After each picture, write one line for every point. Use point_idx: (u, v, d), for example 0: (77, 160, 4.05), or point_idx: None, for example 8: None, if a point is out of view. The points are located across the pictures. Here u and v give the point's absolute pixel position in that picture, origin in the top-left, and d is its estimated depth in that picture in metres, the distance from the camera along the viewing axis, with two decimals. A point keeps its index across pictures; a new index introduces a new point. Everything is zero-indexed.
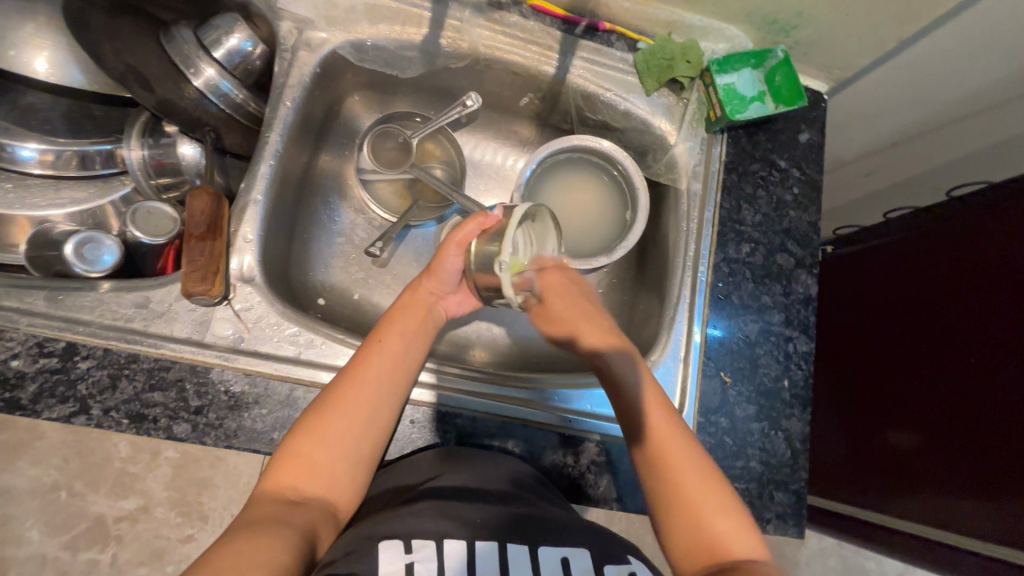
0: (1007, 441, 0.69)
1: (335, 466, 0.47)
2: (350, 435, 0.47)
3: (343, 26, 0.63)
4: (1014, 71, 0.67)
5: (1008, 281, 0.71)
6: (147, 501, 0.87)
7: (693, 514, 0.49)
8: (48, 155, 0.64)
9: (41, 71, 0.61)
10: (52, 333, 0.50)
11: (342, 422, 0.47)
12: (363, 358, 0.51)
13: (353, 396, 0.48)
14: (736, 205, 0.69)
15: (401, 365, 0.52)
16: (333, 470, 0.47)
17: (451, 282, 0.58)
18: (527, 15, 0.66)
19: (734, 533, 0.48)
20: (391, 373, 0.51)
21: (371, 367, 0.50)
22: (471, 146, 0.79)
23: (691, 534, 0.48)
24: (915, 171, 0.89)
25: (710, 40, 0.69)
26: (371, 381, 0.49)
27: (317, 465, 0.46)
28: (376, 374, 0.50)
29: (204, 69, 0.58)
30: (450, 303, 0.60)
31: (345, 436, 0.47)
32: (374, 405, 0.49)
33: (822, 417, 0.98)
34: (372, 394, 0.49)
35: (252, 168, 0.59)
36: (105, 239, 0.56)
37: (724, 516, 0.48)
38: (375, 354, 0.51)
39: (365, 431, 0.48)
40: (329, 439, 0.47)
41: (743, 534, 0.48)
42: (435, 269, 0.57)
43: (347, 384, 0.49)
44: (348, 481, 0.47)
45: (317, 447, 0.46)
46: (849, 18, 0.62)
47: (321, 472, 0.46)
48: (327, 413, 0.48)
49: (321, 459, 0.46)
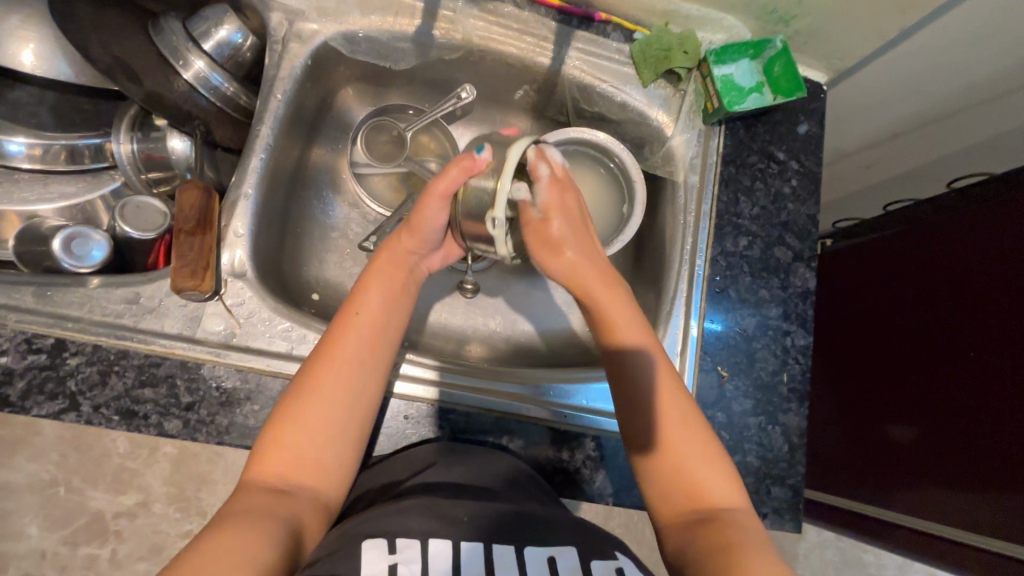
0: (1007, 432, 0.68)
1: (318, 447, 0.46)
2: (330, 413, 0.47)
3: (334, 17, 0.62)
4: (1018, 61, 0.66)
5: (1008, 271, 0.70)
6: (145, 497, 0.87)
7: (684, 481, 0.47)
8: (36, 149, 0.63)
9: (28, 64, 0.59)
10: (41, 329, 0.50)
11: (321, 400, 0.47)
12: (338, 333, 0.50)
13: (330, 374, 0.48)
14: (734, 198, 0.68)
15: (378, 338, 0.51)
16: (317, 452, 0.46)
17: (431, 238, 0.57)
18: (521, 6, 0.65)
19: (724, 489, 0.47)
20: (368, 348, 0.50)
21: (347, 342, 0.49)
22: (466, 139, 0.78)
23: (680, 499, 0.47)
24: (916, 162, 0.88)
25: (707, 30, 0.68)
26: (349, 358, 0.49)
27: (298, 447, 0.45)
28: (354, 349, 0.49)
29: (193, 61, 0.57)
30: (433, 260, 0.61)
31: (325, 415, 0.47)
32: (352, 380, 0.48)
33: (820, 411, 0.98)
34: (350, 370, 0.48)
35: (243, 161, 0.58)
36: (93, 234, 0.56)
37: (714, 473, 0.48)
38: (350, 330, 0.50)
39: (346, 408, 0.48)
40: (309, 418, 0.46)
41: (733, 490, 0.47)
42: (412, 227, 0.56)
43: (324, 365, 0.48)
44: (331, 461, 0.46)
45: (297, 431, 0.46)
46: (850, 7, 0.61)
47: (303, 455, 0.45)
48: (305, 396, 0.47)
49: (302, 441, 0.46)
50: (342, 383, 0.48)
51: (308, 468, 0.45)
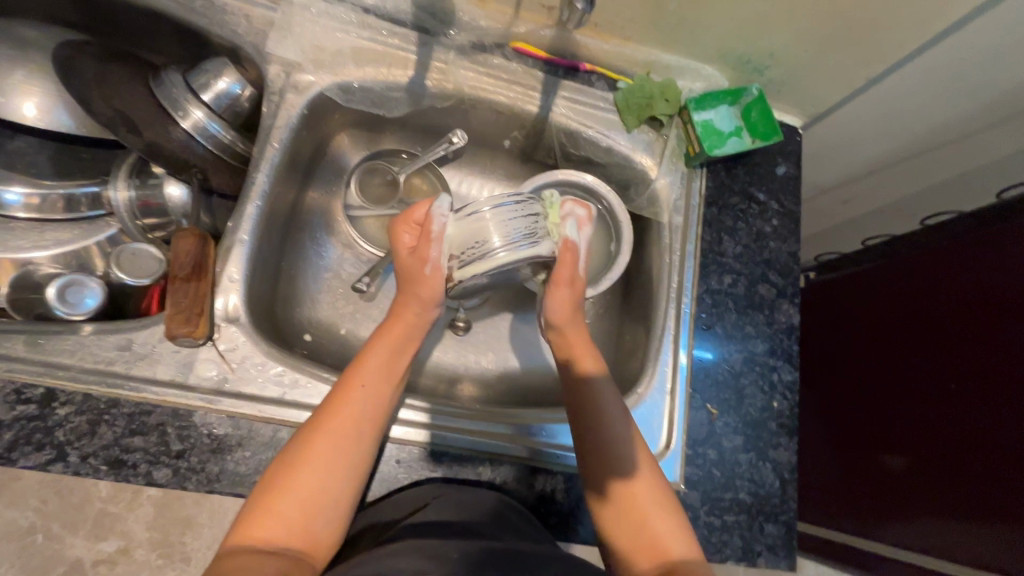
0: (997, 460, 0.69)
1: (306, 512, 0.45)
2: (319, 485, 0.46)
3: (330, 69, 0.64)
4: (978, 106, 0.70)
5: (987, 300, 0.72)
6: (126, 544, 0.86)
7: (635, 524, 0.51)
8: (34, 198, 0.64)
9: (30, 116, 0.61)
10: (31, 379, 0.49)
11: (315, 469, 0.46)
12: (337, 399, 0.50)
13: (327, 442, 0.48)
14: (718, 237, 0.70)
15: (372, 396, 0.51)
16: (303, 517, 0.45)
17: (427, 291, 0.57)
18: (510, 57, 0.68)
19: (674, 530, 0.50)
20: (368, 408, 0.50)
21: (344, 404, 0.50)
22: (457, 181, 0.81)
23: (639, 547, 0.49)
24: (891, 198, 0.92)
25: (687, 79, 0.71)
26: (343, 431, 0.48)
27: (292, 513, 0.45)
28: (348, 417, 0.49)
29: (192, 111, 0.59)
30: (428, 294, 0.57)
31: (317, 482, 0.46)
32: (344, 447, 0.48)
33: (810, 443, 0.99)
34: (344, 435, 0.48)
35: (239, 208, 0.59)
36: (89, 281, 0.56)
37: (666, 522, 0.50)
38: (348, 394, 0.50)
39: (338, 475, 0.47)
40: (302, 485, 0.46)
41: (685, 531, 0.50)
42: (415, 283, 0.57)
43: (320, 434, 0.48)
44: (318, 525, 0.46)
45: (286, 501, 0.45)
46: (819, 59, 0.65)
47: (290, 522, 0.44)
48: (299, 464, 0.46)
49: (294, 505, 0.45)
50: (336, 449, 0.48)
51: (298, 532, 0.45)
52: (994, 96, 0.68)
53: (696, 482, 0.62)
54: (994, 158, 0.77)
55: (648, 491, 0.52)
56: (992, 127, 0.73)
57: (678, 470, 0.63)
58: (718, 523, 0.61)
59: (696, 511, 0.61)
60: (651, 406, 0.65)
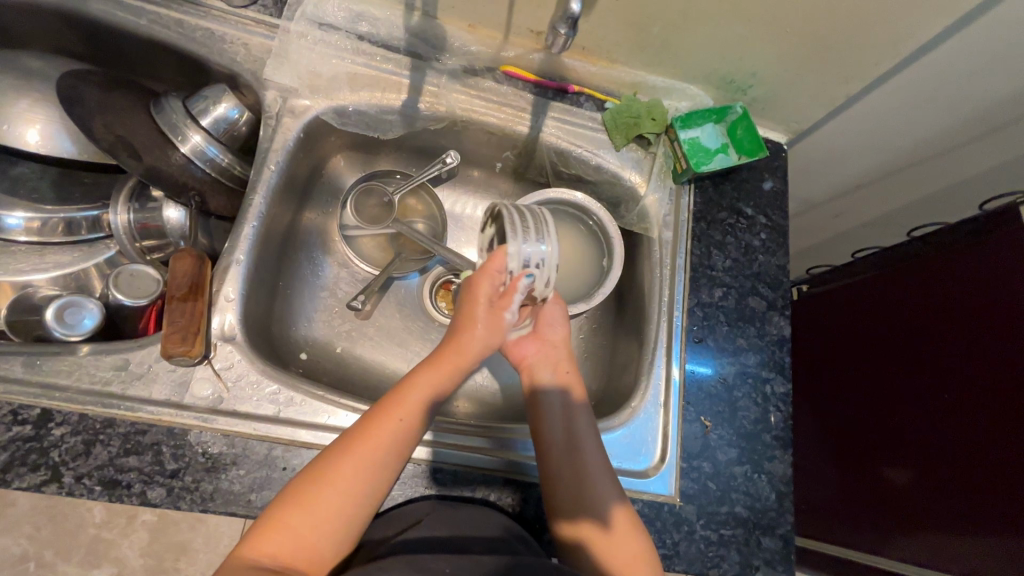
0: (998, 473, 0.68)
1: (316, 528, 0.45)
2: (337, 508, 0.46)
3: (326, 94, 0.67)
4: (957, 120, 0.72)
5: (980, 312, 0.73)
6: (120, 570, 0.86)
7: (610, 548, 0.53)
8: (34, 223, 0.65)
9: (32, 142, 0.63)
10: (28, 399, 0.50)
11: (338, 490, 0.46)
12: (369, 424, 0.50)
13: (352, 466, 0.47)
14: (707, 252, 0.71)
15: (410, 426, 0.51)
16: (312, 534, 0.45)
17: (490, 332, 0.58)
18: (500, 80, 0.71)
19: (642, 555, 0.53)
20: (401, 435, 0.50)
21: (377, 428, 0.49)
22: (451, 200, 0.82)
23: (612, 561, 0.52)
24: (879, 211, 0.94)
25: (673, 98, 0.74)
26: (370, 456, 0.48)
27: (302, 532, 0.45)
28: (379, 441, 0.49)
29: (191, 136, 0.61)
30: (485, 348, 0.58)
31: (335, 505, 0.46)
32: (370, 471, 0.48)
33: (809, 456, 0.99)
34: (371, 461, 0.48)
35: (236, 229, 0.60)
36: (87, 302, 0.57)
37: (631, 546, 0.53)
38: (386, 419, 0.50)
39: (356, 496, 0.47)
40: (319, 504, 0.46)
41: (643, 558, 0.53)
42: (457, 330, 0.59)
43: (344, 459, 0.48)
44: (329, 548, 0.45)
45: (299, 519, 0.45)
46: (799, 78, 0.67)
47: (300, 540, 0.44)
48: (320, 485, 0.46)
49: (308, 522, 0.45)
50: (363, 473, 0.47)
51: (306, 548, 0.44)
52: (971, 111, 0.70)
53: (692, 496, 0.62)
54: (975, 171, 0.78)
55: (627, 522, 0.54)
56: (972, 141, 0.75)
57: (673, 483, 0.63)
58: (714, 537, 0.61)
59: (692, 525, 0.61)
60: (645, 420, 0.65)
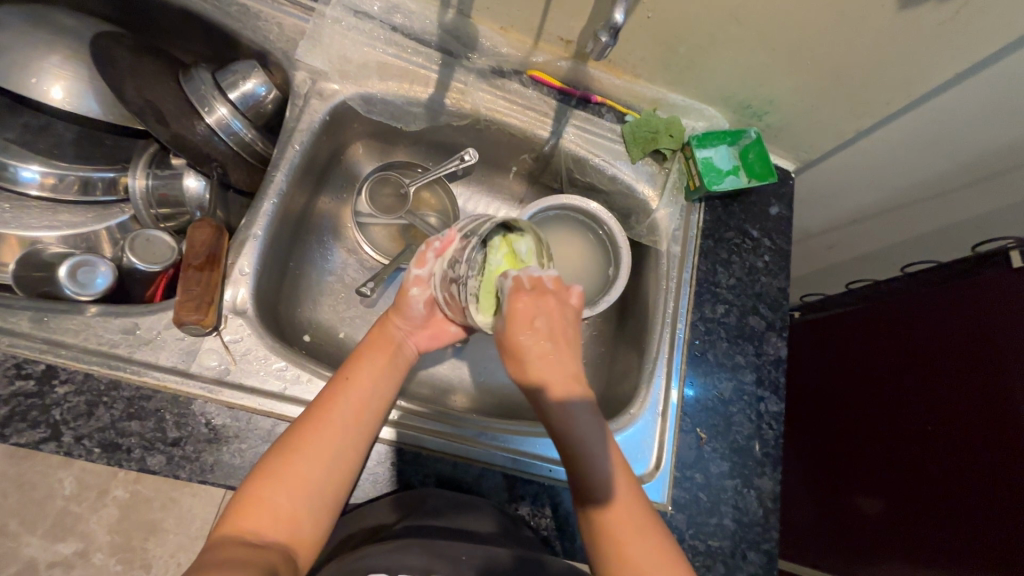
0: (980, 507, 0.70)
1: (296, 504, 0.45)
2: (310, 476, 0.46)
3: (355, 80, 0.67)
4: (956, 165, 0.75)
5: (959, 349, 0.76)
6: (85, 546, 0.83)
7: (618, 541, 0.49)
8: (49, 178, 0.64)
9: (57, 99, 0.60)
10: (33, 355, 0.49)
11: (308, 459, 0.46)
12: (331, 394, 0.50)
13: (317, 435, 0.47)
14: (712, 268, 0.73)
15: (373, 402, 0.51)
16: (295, 509, 0.44)
17: (415, 317, 0.59)
18: (526, 84, 0.72)
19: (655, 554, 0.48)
20: (371, 408, 0.51)
21: (340, 399, 0.50)
22: (465, 197, 0.83)
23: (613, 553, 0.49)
24: (874, 246, 0.97)
25: (691, 118, 0.76)
26: (332, 423, 0.48)
27: (284, 504, 0.44)
28: (341, 412, 0.49)
29: (217, 108, 0.61)
30: (419, 339, 0.59)
31: (309, 473, 0.46)
32: (337, 437, 0.48)
33: (792, 480, 1.01)
34: (339, 432, 0.48)
35: (256, 204, 0.60)
36: (100, 263, 0.56)
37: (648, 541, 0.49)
38: (343, 390, 0.50)
39: (331, 466, 0.47)
40: (295, 476, 0.45)
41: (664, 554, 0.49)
42: (398, 317, 0.58)
43: (311, 427, 0.48)
44: (312, 522, 0.45)
45: (279, 492, 0.44)
46: (812, 111, 0.70)
47: (283, 514, 0.44)
48: (290, 458, 0.46)
49: (288, 494, 0.44)
50: (329, 441, 0.47)
51: (291, 525, 0.44)
52: (970, 158, 0.74)
53: (683, 505, 0.63)
54: (968, 216, 0.82)
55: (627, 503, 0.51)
56: (969, 186, 0.78)
57: (666, 491, 0.64)
58: (702, 548, 0.62)
59: (681, 534, 0.62)
60: (642, 427, 0.66)
